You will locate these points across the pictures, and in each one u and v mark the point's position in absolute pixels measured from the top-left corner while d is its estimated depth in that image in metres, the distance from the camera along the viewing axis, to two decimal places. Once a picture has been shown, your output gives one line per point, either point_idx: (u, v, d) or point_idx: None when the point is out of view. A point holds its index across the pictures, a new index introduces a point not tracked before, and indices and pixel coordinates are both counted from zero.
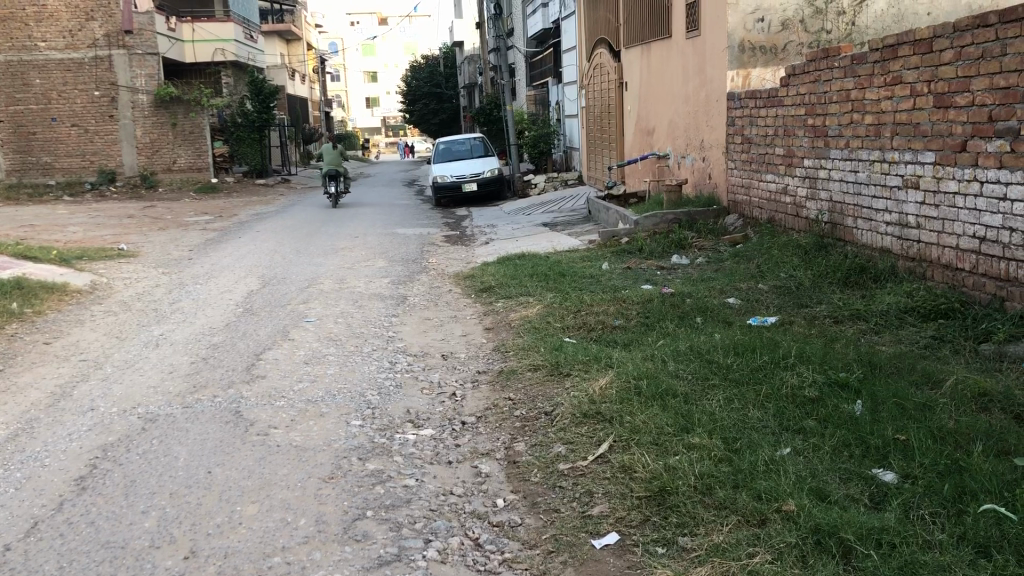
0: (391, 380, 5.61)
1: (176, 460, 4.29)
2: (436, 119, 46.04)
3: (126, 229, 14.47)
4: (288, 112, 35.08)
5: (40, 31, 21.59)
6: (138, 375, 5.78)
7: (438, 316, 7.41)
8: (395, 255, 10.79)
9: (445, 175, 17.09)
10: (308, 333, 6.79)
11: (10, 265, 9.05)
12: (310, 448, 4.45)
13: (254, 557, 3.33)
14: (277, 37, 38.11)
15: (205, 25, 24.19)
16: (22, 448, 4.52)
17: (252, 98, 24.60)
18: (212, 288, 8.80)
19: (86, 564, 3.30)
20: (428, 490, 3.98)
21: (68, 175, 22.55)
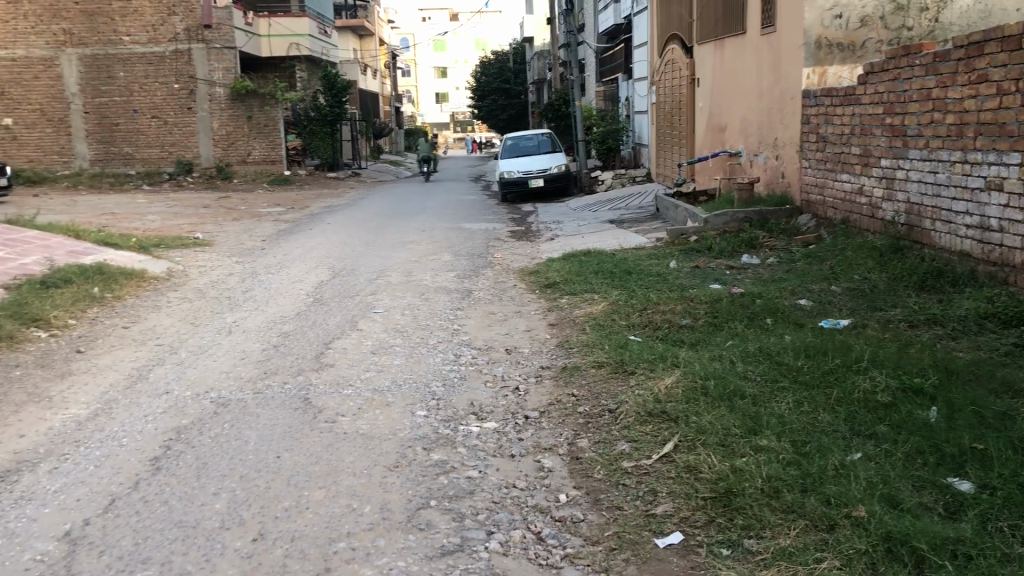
0: (456, 372, 5.66)
1: (246, 445, 4.39)
2: (504, 114, 46.17)
3: (201, 219, 14.83)
4: (359, 106, 35.58)
5: (125, 26, 22.31)
6: (211, 361, 5.93)
7: (502, 310, 7.43)
8: (461, 249, 10.87)
9: (511, 171, 17.13)
10: (376, 324, 6.89)
11: (91, 251, 9.37)
12: (376, 436, 4.51)
13: (320, 542, 3.39)
14: (351, 33, 38.58)
15: (280, 20, 24.64)
16: (103, 428, 4.68)
17: (325, 92, 25.25)
18: (284, 278, 8.99)
19: (159, 542, 3.40)
20: (491, 482, 4.00)
21: (148, 166, 23.22)
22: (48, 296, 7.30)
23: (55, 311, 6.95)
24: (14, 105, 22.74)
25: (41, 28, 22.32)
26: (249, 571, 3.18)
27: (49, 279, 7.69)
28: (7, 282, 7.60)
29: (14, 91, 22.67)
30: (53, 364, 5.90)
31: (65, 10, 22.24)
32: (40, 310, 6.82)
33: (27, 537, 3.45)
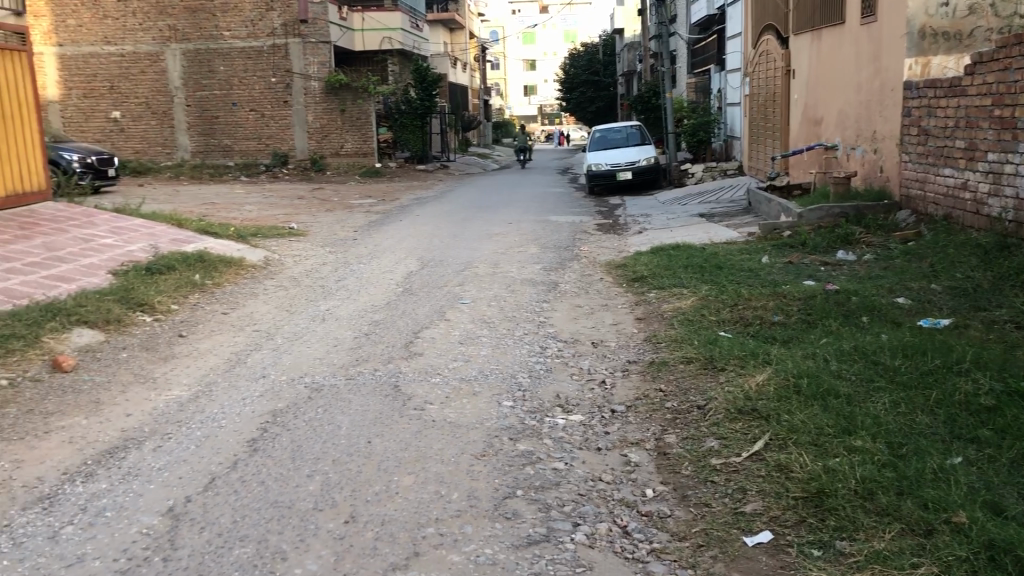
0: (542, 364, 5.68)
1: (338, 429, 4.51)
2: (593, 106, 46.05)
3: (296, 210, 15.23)
4: (449, 99, 35.92)
5: (226, 21, 23.04)
6: (305, 347, 6.10)
7: (589, 303, 7.42)
8: (548, 242, 10.88)
9: (600, 163, 17.05)
10: (463, 314, 6.97)
11: (193, 240, 9.73)
12: (463, 425, 4.56)
13: (409, 526, 3.46)
14: (442, 26, 38.92)
15: (373, 14, 25.06)
16: (203, 409, 4.87)
17: (416, 86, 25.23)
18: (374, 268, 9.16)
19: (256, 520, 3.52)
20: (577, 474, 4.01)
21: (246, 157, 23.94)
22: (153, 282, 7.61)
23: (159, 296, 7.25)
24: (122, 99, 23.75)
25: (148, 25, 23.26)
26: (342, 552, 3.27)
27: (154, 266, 8.02)
28: (116, 267, 7.96)
29: (123, 86, 23.67)
30: (157, 347, 6.16)
31: (170, 7, 23.12)
32: (146, 295, 7.11)
33: (134, 511, 3.63)
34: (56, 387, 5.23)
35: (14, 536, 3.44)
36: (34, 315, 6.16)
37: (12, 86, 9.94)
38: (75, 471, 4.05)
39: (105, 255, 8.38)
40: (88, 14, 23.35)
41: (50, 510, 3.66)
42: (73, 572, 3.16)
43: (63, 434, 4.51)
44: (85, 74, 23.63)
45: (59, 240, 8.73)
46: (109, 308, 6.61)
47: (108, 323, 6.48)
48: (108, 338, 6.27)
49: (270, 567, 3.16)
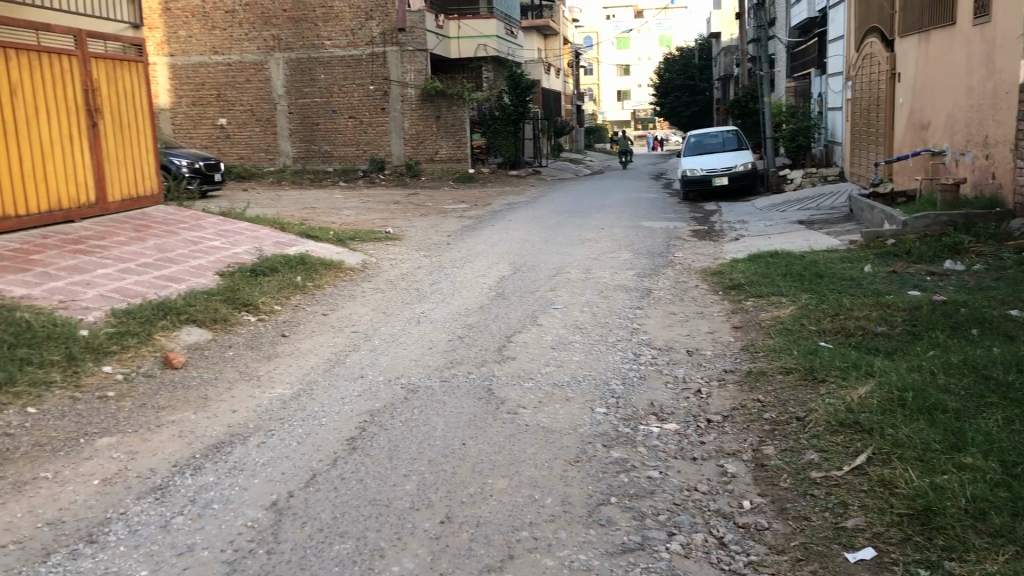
0: (636, 371, 5.65)
1: (434, 430, 4.58)
2: (688, 111, 45.60)
3: (392, 214, 15.51)
4: (542, 104, 36.03)
5: (327, 30, 23.66)
6: (402, 349, 6.22)
7: (684, 311, 7.33)
8: (642, 248, 10.79)
9: (695, 168, 16.84)
10: (556, 319, 6.98)
11: (295, 243, 10.02)
12: (557, 430, 4.58)
13: (504, 529, 3.49)
14: (536, 33, 39.06)
15: (470, 22, 25.29)
16: (304, 407, 5.01)
17: (510, 92, 25.59)
18: (468, 272, 9.27)
19: (355, 517, 3.61)
20: (672, 484, 3.97)
21: (344, 163, 24.50)
22: (257, 283, 7.87)
23: (263, 297, 7.49)
24: (228, 106, 24.67)
25: (253, 35, 24.08)
26: (437, 551, 3.32)
27: (258, 268, 8.30)
28: (222, 269, 8.27)
29: (229, 94, 24.59)
30: (261, 347, 6.37)
31: (274, 17, 23.86)
32: (250, 296, 7.36)
33: (241, 504, 3.77)
34: (167, 382, 5.47)
35: (130, 523, 3.61)
36: (147, 312, 6.44)
37: (129, 95, 10.43)
38: (185, 464, 4.23)
39: (212, 257, 8.71)
40: (198, 25, 24.36)
41: (163, 500, 3.83)
42: (183, 559, 3.30)
43: (173, 428, 4.71)
44: (194, 83, 24.66)
45: (170, 242, 9.11)
46: (216, 308, 6.87)
47: (215, 322, 6.74)
48: (216, 337, 6.52)
49: (368, 563, 3.23)
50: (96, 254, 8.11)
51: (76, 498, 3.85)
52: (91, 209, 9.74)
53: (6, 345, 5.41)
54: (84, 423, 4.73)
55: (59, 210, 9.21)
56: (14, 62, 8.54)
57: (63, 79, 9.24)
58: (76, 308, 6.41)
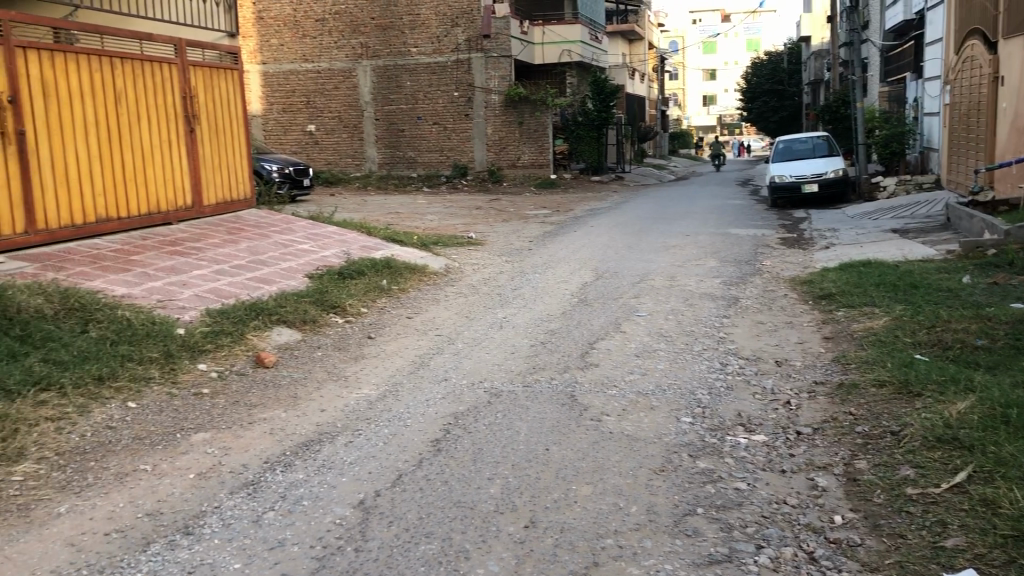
0: (722, 381, 5.55)
1: (517, 434, 4.59)
2: (776, 116, 44.67)
3: (474, 220, 15.62)
4: (626, 110, 35.84)
5: (414, 38, 24.07)
6: (485, 353, 6.25)
7: (772, 321, 7.19)
8: (728, 256, 10.62)
9: (783, 175, 16.51)
10: (640, 327, 6.93)
11: (381, 247, 10.18)
12: (641, 438, 4.54)
13: (588, 536, 3.47)
14: (621, 38, 38.90)
15: (554, 27, 25.48)
16: (390, 408, 5.09)
17: (594, 98, 25.29)
18: (551, 278, 9.27)
19: (441, 518, 3.63)
20: (761, 496, 3.89)
21: (428, 169, 24.78)
22: (344, 286, 8.03)
23: (350, 300, 7.64)
24: (317, 113, 25.25)
25: (342, 43, 24.61)
26: (522, 555, 3.32)
27: (346, 271, 8.47)
28: (312, 271, 8.46)
29: (317, 101, 25.16)
30: (348, 347, 6.50)
31: (363, 25, 24.36)
32: (338, 298, 7.52)
33: (330, 501, 3.84)
34: (259, 381, 5.62)
35: (223, 517, 3.71)
36: (240, 313, 6.63)
37: (225, 102, 10.76)
38: (275, 461, 4.33)
39: (301, 260, 8.91)
40: (289, 34, 25.04)
41: (254, 495, 3.93)
42: (274, 554, 3.38)
43: (264, 425, 4.83)
44: (285, 90, 25.32)
45: (262, 244, 9.36)
46: (306, 309, 7.03)
47: (304, 323, 6.90)
48: (305, 337, 6.68)
49: (454, 564, 3.25)
50: (192, 256, 8.38)
51: (173, 491, 3.98)
52: (188, 212, 10.07)
53: (109, 341, 5.64)
54: (181, 419, 4.89)
55: (158, 212, 9.55)
56: (119, 70, 8.92)
57: (164, 86, 9.60)
58: (173, 308, 6.63)
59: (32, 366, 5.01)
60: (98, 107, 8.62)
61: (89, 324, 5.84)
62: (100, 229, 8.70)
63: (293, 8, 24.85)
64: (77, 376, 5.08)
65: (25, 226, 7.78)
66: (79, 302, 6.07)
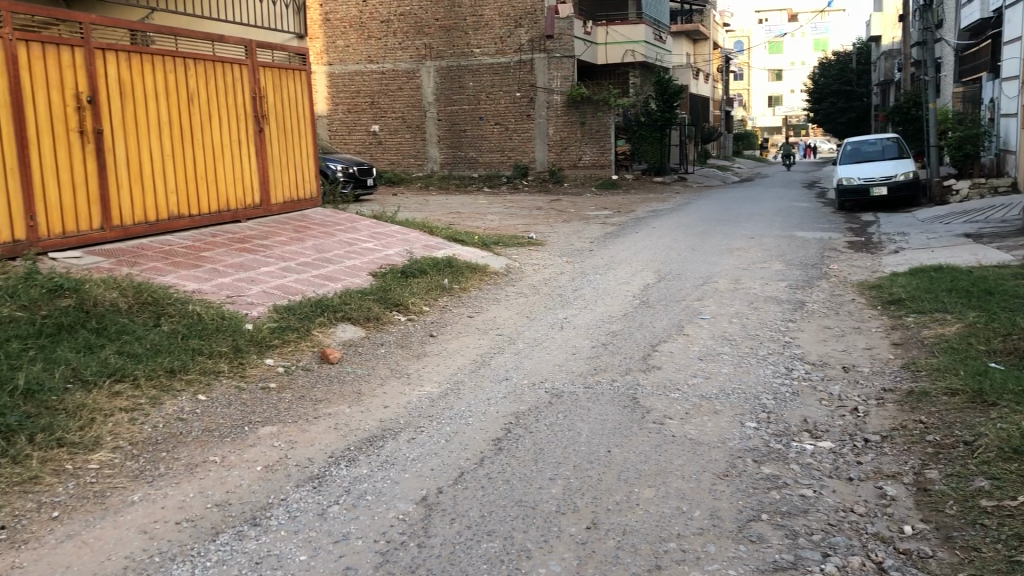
0: (788, 386, 5.46)
1: (579, 435, 4.58)
2: (844, 118, 43.74)
3: (535, 220, 15.63)
4: (689, 110, 35.48)
5: (477, 39, 24.21)
6: (546, 354, 6.25)
7: (839, 326, 7.05)
8: (793, 259, 10.44)
9: (851, 177, 16.18)
10: (703, 330, 6.86)
11: (443, 247, 10.25)
12: (705, 442, 4.49)
13: (651, 539, 3.45)
14: (686, 38, 38.52)
15: (618, 28, 25.27)
16: (452, 406, 5.13)
17: (657, 98, 25.04)
18: (612, 279, 9.23)
19: (503, 517, 3.65)
20: (827, 504, 3.82)
21: (489, 169, 24.88)
22: (407, 284, 8.12)
23: (413, 298, 7.71)
24: (381, 114, 25.57)
25: (406, 44, 24.86)
26: (584, 556, 3.32)
27: (409, 269, 8.55)
28: (376, 270, 8.57)
29: (382, 101, 25.47)
30: (411, 345, 6.56)
31: (427, 26, 24.58)
32: (401, 296, 7.59)
33: (393, 497, 3.88)
34: (324, 377, 5.71)
35: (289, 509, 3.78)
36: (306, 309, 6.74)
37: (293, 102, 10.95)
38: (340, 455, 4.40)
39: (365, 259, 9.03)
40: (355, 35, 25.38)
41: (320, 489, 3.99)
42: (339, 547, 3.43)
43: (330, 420, 4.91)
44: (350, 91, 25.68)
45: (327, 242, 9.51)
46: (370, 307, 7.12)
47: (368, 320, 6.99)
48: (368, 334, 6.76)
49: (516, 563, 3.26)
50: (260, 253, 8.55)
51: (241, 482, 4.07)
52: (256, 210, 10.28)
53: (180, 335, 5.79)
54: (249, 412, 4.99)
55: (227, 210, 9.76)
56: (191, 70, 9.14)
57: (234, 86, 9.82)
58: (241, 303, 6.77)
59: (108, 358, 5.18)
60: (171, 107, 8.85)
61: (161, 318, 6.00)
62: (173, 226, 8.93)
63: (359, 10, 25.15)
64: (150, 368, 5.22)
65: (101, 223, 8.02)
66: (152, 296, 6.23)
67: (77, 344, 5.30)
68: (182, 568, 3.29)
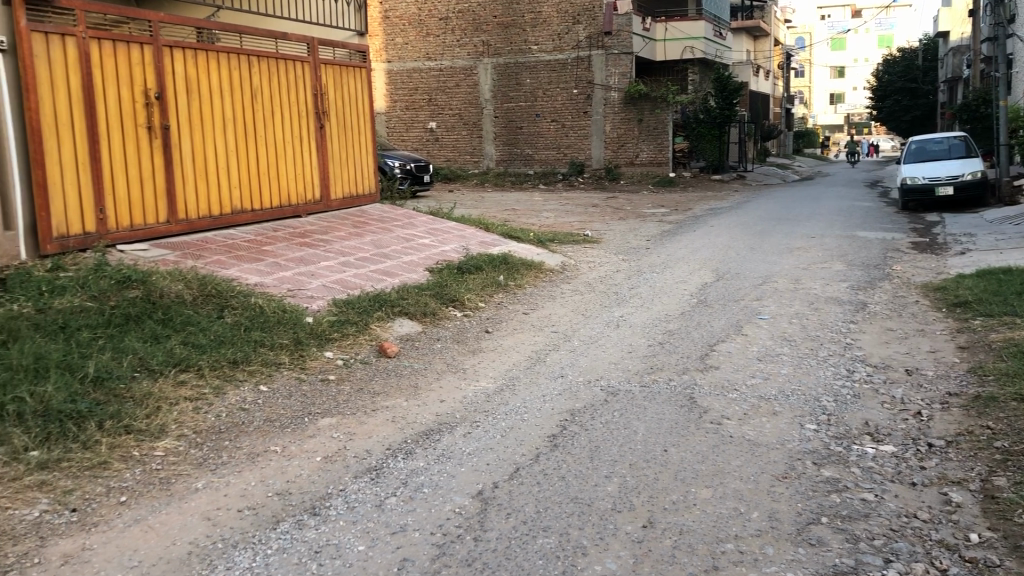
0: (849, 388, 5.36)
1: (634, 434, 4.56)
2: (908, 116, 42.80)
3: (591, 218, 15.60)
4: (749, 108, 34.97)
5: (534, 36, 24.19)
6: (601, 352, 6.23)
7: (903, 328, 6.89)
8: (855, 259, 10.24)
9: (916, 176, 15.81)
10: (762, 330, 6.77)
11: (499, 243, 10.29)
12: (763, 444, 4.44)
13: (707, 539, 3.42)
14: (746, 34, 37.93)
15: (677, 24, 25.01)
16: (507, 401, 5.15)
17: (716, 95, 24.72)
18: (669, 277, 9.17)
19: (558, 513, 3.65)
20: (889, 508, 3.75)
21: (545, 166, 24.88)
22: (463, 280, 8.17)
23: (469, 294, 7.75)
24: (438, 111, 25.76)
25: (464, 41, 24.98)
26: (640, 555, 3.30)
27: (465, 266, 8.60)
28: (432, 266, 8.63)
29: (439, 98, 25.67)
30: (467, 340, 6.61)
31: (485, 23, 24.64)
32: (457, 292, 7.63)
33: (449, 490, 3.91)
34: (382, 370, 5.78)
35: (347, 500, 3.84)
36: (364, 304, 6.83)
37: (353, 99, 11.07)
38: (397, 448, 4.44)
39: (422, 254, 9.10)
40: (414, 33, 25.58)
41: (377, 481, 4.04)
42: (396, 539, 3.47)
43: (387, 413, 4.96)
44: (408, 88, 25.96)
45: (384, 238, 9.60)
46: (426, 302, 7.18)
47: (425, 315, 7.04)
48: (425, 330, 6.82)
49: (571, 560, 3.27)
50: (320, 248, 8.67)
51: (301, 472, 4.14)
52: (316, 206, 10.43)
53: (243, 327, 5.91)
54: (309, 403, 5.08)
55: (288, 206, 9.92)
56: (255, 67, 9.31)
57: (296, 83, 9.97)
58: (301, 297, 6.87)
59: (173, 348, 5.31)
60: (235, 103, 9.02)
61: (224, 310, 6.13)
62: (235, 220, 9.11)
63: (418, 7, 25.36)
64: (214, 359, 5.34)
65: (167, 217, 8.20)
66: (216, 289, 6.37)
67: (144, 334, 5.44)
68: (244, 554, 3.37)
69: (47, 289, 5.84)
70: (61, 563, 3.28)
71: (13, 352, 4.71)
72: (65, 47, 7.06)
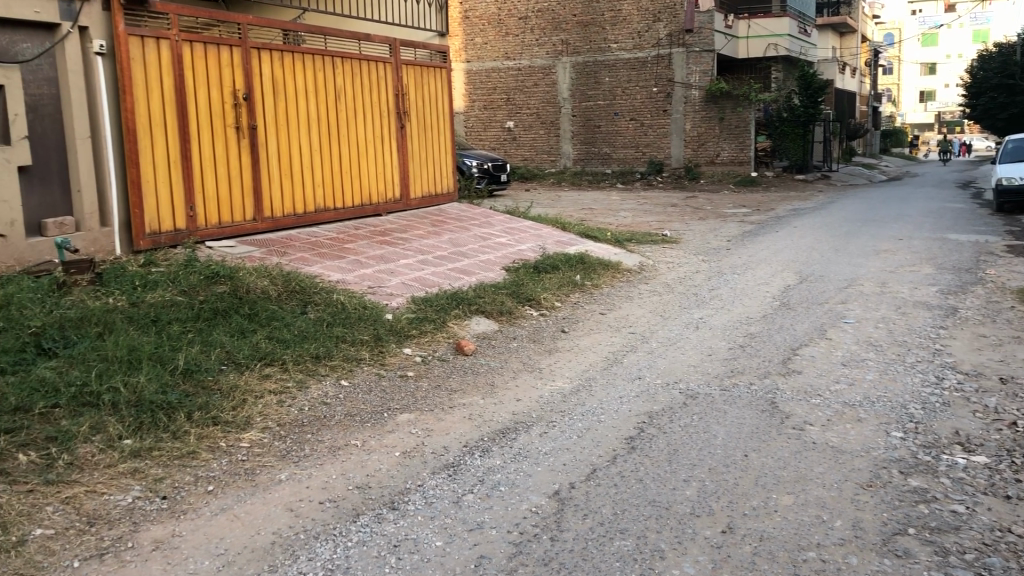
0: (938, 396, 5.18)
1: (714, 438, 4.50)
2: (1004, 113, 41.18)
3: (670, 218, 15.43)
4: (835, 106, 34.10)
5: (614, 34, 24.06)
6: (680, 354, 6.16)
7: (997, 334, 6.63)
8: (945, 262, 9.89)
9: (1012, 177, 15.21)
10: (847, 334, 6.60)
11: (576, 243, 10.27)
12: (847, 451, 4.33)
13: (789, 547, 3.35)
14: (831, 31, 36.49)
15: (760, 20, 24.55)
16: (583, 402, 5.13)
17: (801, 92, 24.04)
18: (750, 279, 9.02)
19: (635, 516, 3.63)
20: (981, 522, 3.61)
21: (623, 165, 24.72)
22: (540, 279, 8.18)
23: (545, 293, 7.76)
24: (516, 110, 25.86)
25: (543, 40, 25.00)
26: (720, 560, 3.26)
27: (541, 265, 8.62)
28: (510, 265, 8.67)
29: (517, 98, 25.77)
30: (543, 340, 6.62)
31: (564, 22, 24.60)
32: (533, 291, 7.64)
33: (526, 489, 3.92)
34: (459, 368, 5.82)
35: (426, 495, 3.88)
36: (442, 301, 6.90)
37: (432, 99, 11.17)
38: (474, 445, 4.48)
39: (499, 253, 9.14)
40: (493, 33, 25.73)
41: (454, 477, 4.08)
42: (473, 536, 3.49)
43: (464, 411, 5.00)
44: (487, 88, 26.13)
45: (463, 237, 9.67)
46: (503, 301, 7.21)
47: (501, 314, 7.07)
48: (502, 328, 6.85)
49: (649, 563, 3.24)
50: (399, 246, 8.78)
51: (380, 467, 4.20)
52: (396, 204, 10.58)
53: (325, 323, 6.03)
54: (388, 399, 5.15)
55: (369, 204, 10.08)
56: (339, 68, 9.47)
57: (379, 84, 10.13)
58: (381, 294, 6.98)
59: (258, 343, 5.45)
60: (319, 103, 9.20)
61: (307, 306, 6.27)
62: (319, 218, 9.30)
63: (498, 7, 25.50)
64: (297, 353, 5.47)
65: (253, 214, 8.43)
66: (299, 285, 6.51)
67: (231, 328, 5.60)
68: (325, 546, 3.43)
69: (140, 283, 6.08)
70: (153, 548, 3.40)
71: (109, 344, 4.91)
72: (159, 49, 7.32)
